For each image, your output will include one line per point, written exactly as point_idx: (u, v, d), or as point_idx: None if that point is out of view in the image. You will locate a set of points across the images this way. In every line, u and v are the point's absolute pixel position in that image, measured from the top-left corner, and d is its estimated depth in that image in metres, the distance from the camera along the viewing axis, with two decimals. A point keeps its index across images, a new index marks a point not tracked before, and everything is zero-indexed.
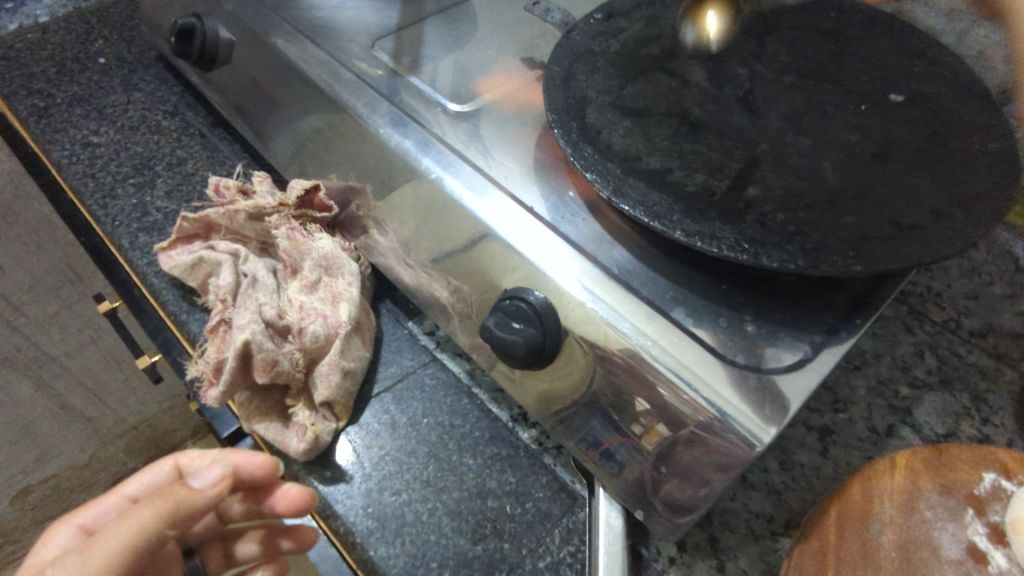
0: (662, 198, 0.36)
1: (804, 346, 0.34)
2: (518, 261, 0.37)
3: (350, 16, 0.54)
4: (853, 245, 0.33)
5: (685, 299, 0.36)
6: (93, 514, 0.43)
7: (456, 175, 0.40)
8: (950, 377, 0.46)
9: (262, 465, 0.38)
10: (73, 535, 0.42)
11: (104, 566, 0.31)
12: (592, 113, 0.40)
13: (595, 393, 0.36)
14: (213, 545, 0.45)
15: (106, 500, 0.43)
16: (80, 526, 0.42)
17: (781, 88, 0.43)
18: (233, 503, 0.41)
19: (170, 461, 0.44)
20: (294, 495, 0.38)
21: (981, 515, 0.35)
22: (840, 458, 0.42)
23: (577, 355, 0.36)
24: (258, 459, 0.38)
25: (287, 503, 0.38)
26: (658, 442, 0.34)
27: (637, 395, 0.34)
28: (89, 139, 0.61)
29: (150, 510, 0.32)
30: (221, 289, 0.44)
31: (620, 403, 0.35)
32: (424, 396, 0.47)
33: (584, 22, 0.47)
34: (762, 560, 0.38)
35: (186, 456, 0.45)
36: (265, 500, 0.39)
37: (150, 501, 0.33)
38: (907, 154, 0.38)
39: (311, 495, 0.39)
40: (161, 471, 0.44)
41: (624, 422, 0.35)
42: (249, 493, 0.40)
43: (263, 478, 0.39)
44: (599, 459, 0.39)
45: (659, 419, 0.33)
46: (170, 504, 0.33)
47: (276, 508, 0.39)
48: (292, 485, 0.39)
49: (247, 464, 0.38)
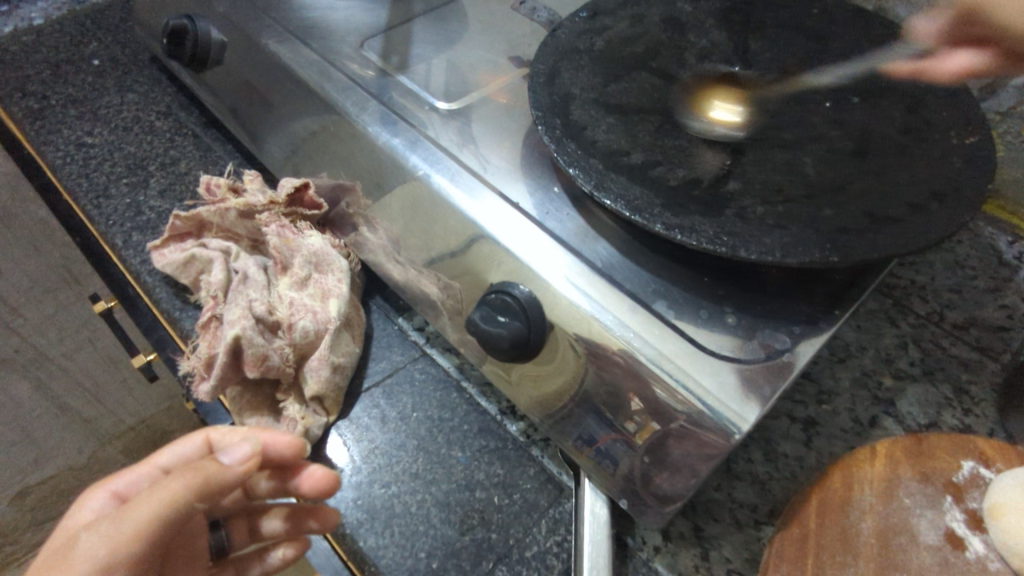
0: (643, 192, 0.36)
1: (782, 337, 0.35)
2: (502, 255, 0.38)
3: (340, 16, 0.55)
4: (829, 237, 0.34)
5: (667, 292, 0.37)
6: (125, 482, 0.41)
7: (443, 171, 0.41)
8: (932, 369, 0.47)
9: (290, 445, 0.37)
10: (106, 502, 0.40)
11: (134, 534, 0.32)
12: (577, 110, 0.41)
13: (586, 393, 0.36)
14: (240, 518, 0.44)
15: (137, 469, 0.42)
16: (113, 493, 0.41)
17: (762, 86, 0.44)
18: (260, 482, 0.40)
19: (200, 436, 0.41)
20: (319, 478, 0.37)
21: (959, 501, 0.36)
22: (823, 448, 0.43)
23: (556, 349, 0.37)
24: (286, 438, 0.37)
25: (311, 484, 0.37)
26: (650, 439, 0.34)
27: (619, 388, 0.34)
28: (83, 139, 0.61)
29: (178, 483, 0.32)
30: (212, 285, 0.44)
31: (615, 402, 0.35)
32: (413, 390, 0.47)
33: (570, 20, 0.48)
34: (745, 549, 0.38)
35: (218, 430, 0.42)
36: (292, 480, 0.38)
37: (181, 474, 0.33)
38: (884, 149, 0.39)
39: (336, 479, 0.38)
40: (191, 445, 0.42)
41: (608, 416, 0.36)
42: (277, 472, 0.39)
43: (291, 457, 0.38)
44: (595, 457, 0.39)
45: (651, 417, 0.33)
46: (200, 478, 0.33)
47: (302, 487, 0.38)
48: (317, 466, 0.38)
49: (275, 443, 0.37)
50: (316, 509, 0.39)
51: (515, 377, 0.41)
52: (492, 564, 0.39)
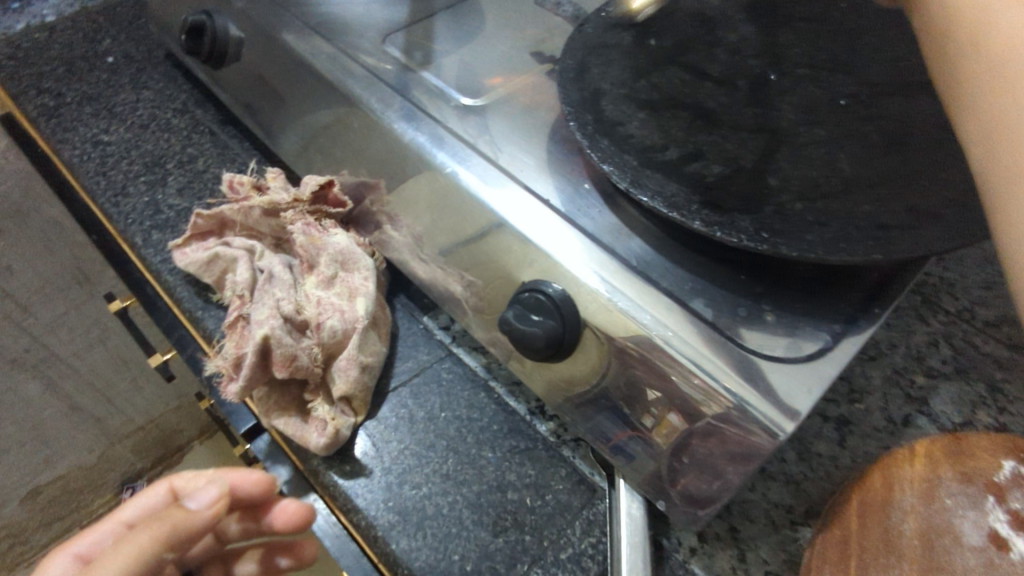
0: (679, 189, 0.36)
1: (823, 335, 0.34)
2: (535, 254, 0.37)
3: (359, 11, 0.54)
4: (871, 235, 0.33)
5: (704, 291, 0.36)
6: (88, 542, 0.42)
7: (470, 168, 0.40)
8: (965, 367, 0.46)
9: (259, 482, 0.39)
10: (70, 565, 0.41)
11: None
12: (608, 105, 0.40)
13: (606, 389, 0.37)
14: (212, 564, 0.47)
15: (102, 526, 0.44)
16: (75, 555, 0.41)
17: (795, 80, 0.43)
18: (229, 525, 0.42)
19: (164, 484, 0.43)
20: (293, 512, 0.40)
21: (1002, 502, 0.35)
22: (857, 447, 0.42)
23: (590, 349, 0.36)
24: (255, 475, 0.39)
25: (286, 519, 0.40)
26: (669, 433, 0.35)
27: (647, 386, 0.35)
28: (99, 137, 0.61)
29: (144, 537, 0.32)
30: (238, 285, 0.44)
31: (633, 395, 0.36)
32: (440, 390, 0.47)
33: (596, 16, 0.47)
34: (782, 549, 0.38)
35: (180, 477, 0.44)
36: (263, 518, 0.41)
37: (145, 527, 0.33)
38: (921, 145, 0.39)
39: (310, 510, 0.41)
40: (155, 495, 0.44)
41: (635, 416, 0.36)
42: (246, 514, 0.42)
43: (260, 496, 0.40)
44: (611, 452, 0.40)
45: (671, 409, 0.34)
46: (167, 526, 0.33)
47: (274, 522, 0.41)
48: (291, 501, 0.41)
49: (245, 481, 0.39)
50: (293, 544, 0.45)
51: (529, 364, 0.41)
52: (526, 567, 0.38)
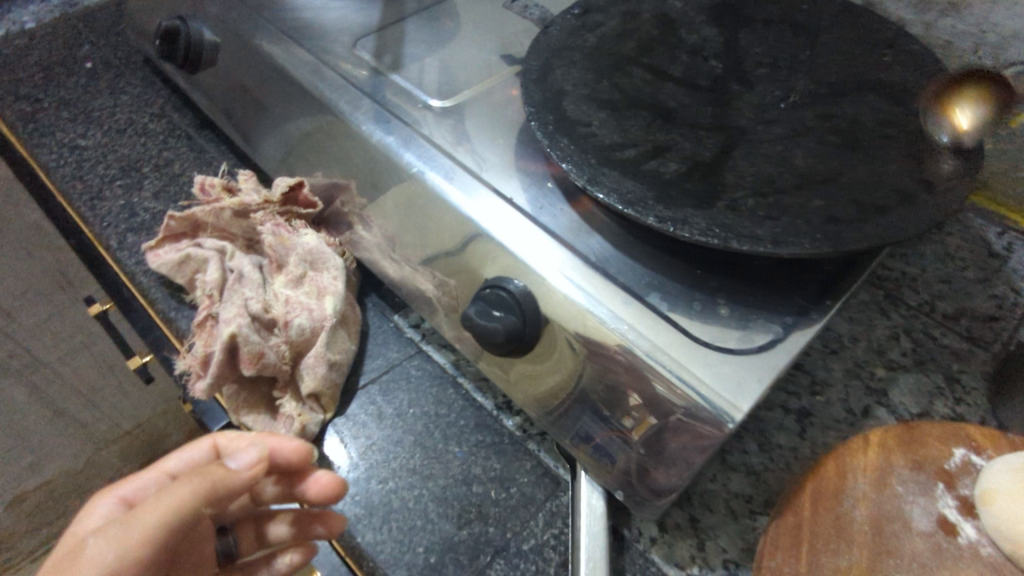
0: (635, 186, 0.36)
1: (774, 327, 0.35)
2: (498, 251, 0.38)
3: (333, 16, 0.55)
4: (819, 228, 0.34)
5: (660, 286, 0.37)
6: (133, 487, 0.42)
7: (437, 169, 0.41)
8: (924, 359, 0.47)
9: (296, 450, 0.38)
10: (114, 507, 0.41)
11: (141, 540, 0.31)
12: (569, 106, 0.41)
13: (584, 391, 0.36)
14: (247, 523, 0.45)
15: (146, 474, 0.43)
16: (120, 498, 0.41)
17: (754, 79, 0.44)
18: (266, 486, 0.42)
19: (207, 441, 0.43)
20: (328, 482, 0.38)
21: (952, 488, 0.36)
22: (817, 439, 0.43)
23: (564, 353, 0.37)
24: (292, 443, 0.38)
25: (319, 491, 0.38)
26: (647, 433, 0.34)
27: (628, 390, 0.34)
28: (76, 142, 0.61)
29: (186, 489, 0.33)
30: (207, 284, 0.45)
31: (613, 399, 0.35)
32: (409, 387, 0.47)
33: (561, 18, 0.48)
34: (741, 538, 0.39)
35: (225, 436, 0.43)
36: (299, 485, 0.40)
37: (189, 479, 0.33)
38: (873, 141, 0.40)
39: (342, 484, 0.39)
40: (199, 450, 0.43)
41: (615, 417, 0.36)
42: (283, 477, 0.40)
43: (296, 464, 0.39)
44: (593, 453, 0.39)
45: (646, 409, 0.34)
46: (207, 482, 0.33)
47: (308, 492, 0.39)
48: (325, 472, 0.40)
49: (282, 448, 0.38)
50: (323, 514, 0.39)
51: (513, 375, 0.41)
52: (489, 558, 0.39)
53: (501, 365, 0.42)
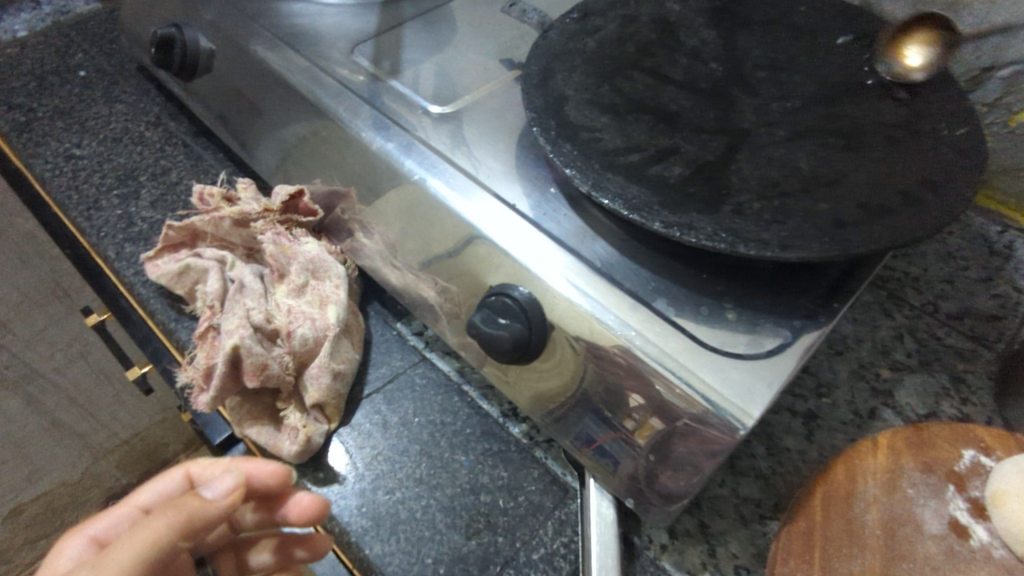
0: (640, 191, 0.36)
1: (784, 331, 0.35)
2: (502, 258, 0.37)
3: (330, 22, 0.54)
4: (826, 231, 0.34)
5: (666, 290, 0.37)
6: (104, 526, 0.41)
7: (439, 175, 0.41)
8: (929, 359, 0.47)
9: (275, 474, 0.38)
10: (84, 548, 0.40)
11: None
12: (572, 110, 0.41)
13: (585, 393, 0.36)
14: (225, 553, 0.45)
15: (117, 511, 0.42)
16: (91, 538, 0.41)
17: (756, 82, 0.44)
18: (245, 513, 0.42)
19: (181, 470, 0.43)
20: (307, 505, 0.38)
21: (962, 490, 0.36)
22: (825, 442, 0.43)
23: (566, 356, 0.36)
24: (269, 467, 0.38)
25: (300, 512, 0.38)
26: (651, 436, 0.34)
27: (629, 391, 0.34)
28: (72, 151, 0.61)
29: (161, 522, 0.32)
30: (208, 295, 0.44)
31: (613, 400, 0.35)
32: (413, 395, 0.47)
33: (560, 22, 0.48)
34: (751, 544, 0.39)
35: (198, 464, 0.43)
36: (277, 509, 0.39)
37: (163, 512, 0.33)
38: (877, 142, 0.39)
39: (325, 503, 0.39)
40: (172, 482, 0.43)
41: (616, 418, 0.36)
42: (261, 503, 0.40)
43: (274, 489, 0.39)
44: (595, 456, 0.39)
45: (653, 414, 0.33)
46: (183, 514, 0.33)
47: (287, 516, 0.39)
48: (305, 493, 0.39)
49: (258, 473, 0.37)
50: (307, 538, 0.41)
51: (512, 376, 0.41)
52: (499, 568, 0.39)
53: (499, 365, 0.41)
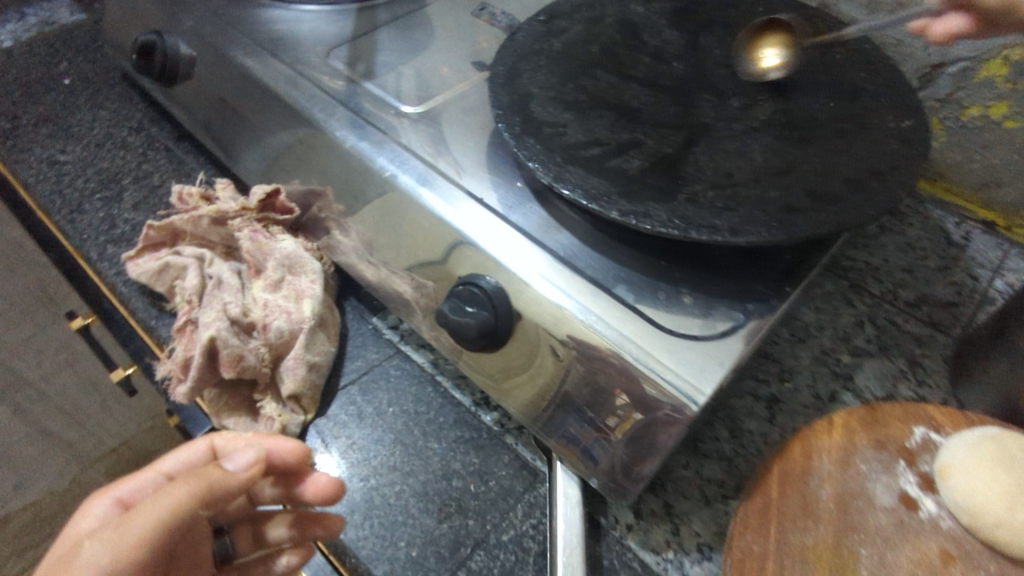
0: (599, 182, 0.38)
1: (737, 314, 0.36)
2: (469, 249, 0.39)
3: (307, 27, 0.56)
4: (775, 217, 0.36)
5: (627, 277, 0.38)
6: (130, 488, 0.41)
7: (409, 171, 0.42)
8: (888, 345, 0.49)
9: (294, 450, 0.38)
10: (110, 509, 0.40)
11: (138, 542, 0.31)
12: (536, 107, 0.42)
13: (568, 394, 0.37)
14: (244, 525, 0.44)
15: (143, 474, 0.42)
16: (116, 499, 0.40)
17: (713, 80, 0.46)
18: (265, 487, 0.41)
19: (205, 441, 0.41)
20: (325, 484, 0.38)
21: (912, 466, 0.37)
22: (786, 424, 0.45)
23: (547, 364, 0.38)
24: (289, 444, 0.38)
25: (316, 491, 0.39)
26: (632, 429, 0.35)
27: (617, 389, 0.35)
28: (55, 157, 0.62)
29: (183, 489, 0.33)
30: (186, 290, 0.45)
31: (595, 399, 0.36)
32: (389, 386, 0.48)
33: (528, 24, 0.49)
34: (714, 522, 0.40)
35: (222, 436, 0.42)
36: (296, 486, 0.40)
37: (185, 480, 0.33)
38: (827, 135, 0.41)
39: (342, 485, 0.39)
40: (195, 451, 0.42)
41: (600, 417, 0.36)
42: (281, 478, 0.40)
43: (295, 465, 0.39)
44: (580, 454, 0.40)
45: (635, 408, 0.34)
46: (204, 483, 0.33)
47: (305, 494, 0.39)
48: (322, 473, 0.40)
49: (278, 448, 0.38)
50: (322, 516, 0.39)
51: (501, 381, 0.42)
52: (469, 550, 0.40)
53: (490, 372, 0.42)
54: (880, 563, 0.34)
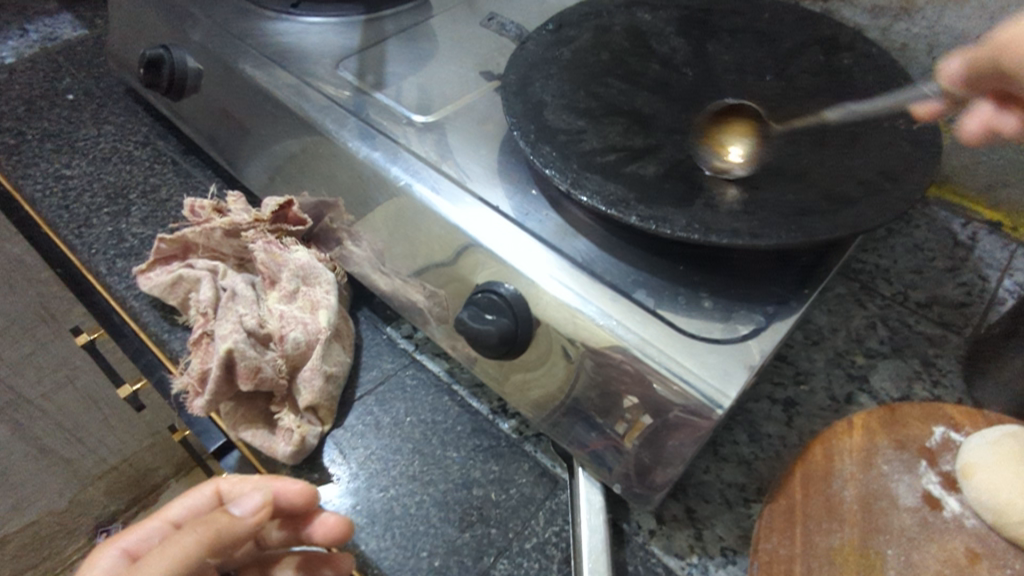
0: (618, 188, 0.38)
1: (757, 316, 0.37)
2: (487, 258, 0.39)
3: (314, 39, 0.56)
4: (793, 220, 0.36)
5: (646, 282, 0.38)
6: (136, 538, 0.41)
7: (425, 181, 0.42)
8: (902, 346, 0.49)
9: (301, 493, 0.37)
10: (117, 560, 0.40)
11: None
12: (550, 115, 0.42)
13: (577, 400, 0.38)
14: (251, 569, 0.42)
15: (149, 522, 0.41)
16: (123, 550, 0.41)
17: (723, 87, 0.47)
18: (271, 530, 0.40)
19: (210, 486, 0.41)
20: (333, 524, 0.37)
21: (934, 465, 0.38)
22: (805, 426, 0.45)
23: (557, 371, 0.38)
24: (297, 486, 0.37)
25: (326, 532, 0.37)
26: (642, 433, 0.35)
27: (624, 392, 0.35)
28: (61, 172, 0.62)
29: (190, 539, 0.33)
30: (201, 303, 0.45)
31: (607, 405, 0.36)
32: (405, 396, 0.48)
33: (537, 33, 0.50)
34: (737, 526, 0.40)
35: (227, 480, 0.41)
36: (303, 528, 0.38)
37: (193, 529, 0.33)
38: (839, 138, 0.42)
39: (350, 525, 0.38)
40: (200, 497, 0.41)
41: (608, 424, 0.37)
42: (287, 521, 0.39)
43: (302, 507, 0.38)
44: (590, 458, 0.40)
45: (646, 411, 0.34)
46: (210, 531, 0.33)
47: (313, 535, 0.38)
48: (331, 512, 0.38)
49: (286, 491, 0.36)
50: (332, 556, 0.39)
51: (506, 388, 0.43)
52: (493, 559, 0.39)
53: (501, 378, 0.43)
54: (907, 563, 0.34)
